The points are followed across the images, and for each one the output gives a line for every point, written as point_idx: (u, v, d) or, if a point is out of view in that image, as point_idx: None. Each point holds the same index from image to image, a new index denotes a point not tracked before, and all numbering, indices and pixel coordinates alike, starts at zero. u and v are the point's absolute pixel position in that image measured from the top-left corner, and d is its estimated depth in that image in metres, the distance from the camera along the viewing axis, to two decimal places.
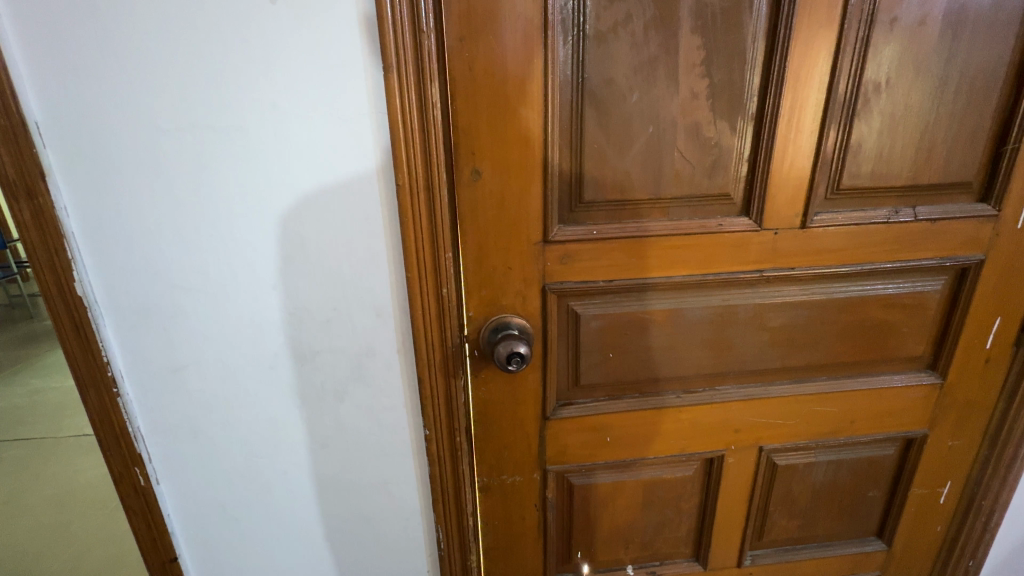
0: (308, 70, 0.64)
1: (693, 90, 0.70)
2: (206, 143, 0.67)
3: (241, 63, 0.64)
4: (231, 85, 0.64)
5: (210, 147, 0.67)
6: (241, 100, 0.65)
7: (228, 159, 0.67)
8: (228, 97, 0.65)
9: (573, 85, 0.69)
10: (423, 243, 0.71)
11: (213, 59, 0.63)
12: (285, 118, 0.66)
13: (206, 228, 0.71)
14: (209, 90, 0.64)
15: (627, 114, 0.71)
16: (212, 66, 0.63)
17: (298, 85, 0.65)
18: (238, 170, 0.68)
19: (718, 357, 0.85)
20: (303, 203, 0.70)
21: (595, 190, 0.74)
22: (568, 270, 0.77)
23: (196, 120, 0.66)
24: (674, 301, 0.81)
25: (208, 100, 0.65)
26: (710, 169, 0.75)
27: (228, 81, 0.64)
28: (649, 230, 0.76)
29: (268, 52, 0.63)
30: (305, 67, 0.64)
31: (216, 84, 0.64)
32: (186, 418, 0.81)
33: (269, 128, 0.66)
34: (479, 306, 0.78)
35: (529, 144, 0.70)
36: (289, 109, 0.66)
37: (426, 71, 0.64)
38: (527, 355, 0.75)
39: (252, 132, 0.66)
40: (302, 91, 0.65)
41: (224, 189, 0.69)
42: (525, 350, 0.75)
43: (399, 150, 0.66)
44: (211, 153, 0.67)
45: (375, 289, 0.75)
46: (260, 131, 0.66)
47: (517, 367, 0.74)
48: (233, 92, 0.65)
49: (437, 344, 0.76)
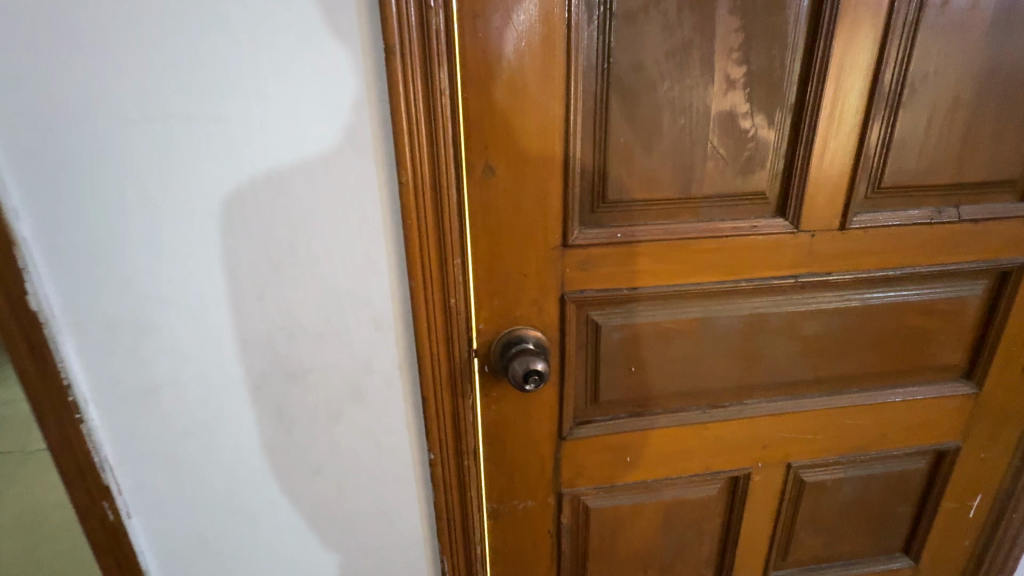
0: (297, 53, 0.56)
1: (729, 77, 0.63)
2: (177, 136, 0.58)
3: (218, 44, 0.55)
4: (207, 68, 0.56)
5: (184, 140, 0.58)
6: (217, 86, 0.56)
7: (204, 155, 0.59)
8: (204, 82, 0.56)
9: (597, 72, 0.61)
10: (429, 248, 0.63)
11: (185, 39, 0.55)
12: (273, 104, 0.57)
13: (182, 231, 0.62)
14: (181, 74, 0.56)
15: (657, 104, 0.63)
16: (182, 46, 0.55)
17: (286, 71, 0.56)
18: (216, 166, 0.59)
19: (748, 369, 0.78)
20: (293, 203, 0.62)
21: (620, 189, 0.66)
22: (589, 277, 0.69)
23: (167, 110, 0.57)
24: (702, 310, 0.74)
25: (179, 86, 0.56)
26: (744, 166, 0.68)
27: (203, 64, 0.55)
28: (679, 232, 0.69)
29: (251, 30, 0.55)
30: (295, 48, 0.56)
31: (189, 66, 0.55)
32: (160, 444, 0.72)
33: (252, 116, 0.58)
34: (490, 317, 0.70)
35: (547, 137, 0.63)
36: (276, 95, 0.57)
37: (433, 53, 0.56)
38: (545, 373, 0.68)
39: (232, 123, 0.58)
40: (292, 76, 0.57)
41: (201, 187, 0.60)
42: (543, 367, 0.67)
43: (403, 142, 0.59)
44: (185, 148, 0.58)
45: (373, 300, 0.67)
46: (240, 121, 0.58)
47: (535, 386, 0.67)
48: (210, 76, 0.56)
49: (444, 359, 0.69)
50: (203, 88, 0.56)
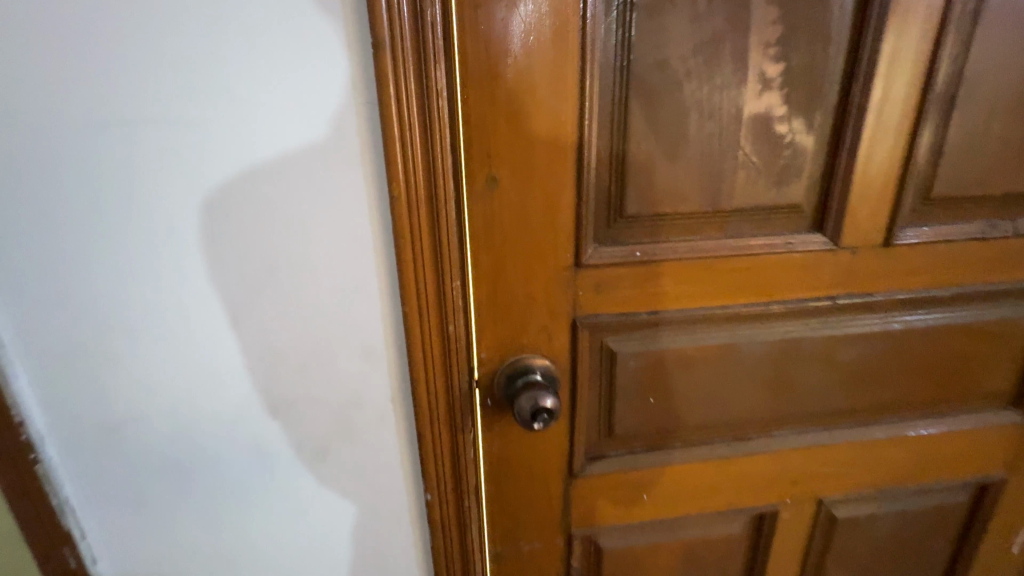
0: (273, 49, 0.49)
1: (764, 76, 0.56)
2: (136, 145, 0.51)
3: (182, 40, 0.48)
4: (169, 66, 0.49)
5: (145, 149, 0.51)
6: (182, 88, 0.49)
7: (168, 165, 0.52)
8: (166, 82, 0.49)
9: (615, 69, 0.54)
10: (424, 269, 0.56)
11: (143, 35, 0.47)
12: (246, 108, 0.50)
13: (144, 250, 0.55)
14: (139, 74, 0.49)
15: (683, 106, 0.56)
16: (139, 42, 0.48)
17: (260, 70, 0.49)
18: (183, 179, 0.52)
19: (778, 399, 0.71)
20: (270, 219, 0.55)
21: (640, 202, 0.58)
22: (605, 300, 0.62)
23: (125, 115, 0.50)
24: (730, 335, 0.66)
25: (136, 88, 0.49)
26: (780, 175, 0.60)
27: (164, 62, 0.48)
28: (705, 250, 0.61)
29: (220, 24, 0.48)
30: (271, 44, 0.49)
31: (149, 65, 0.48)
32: (127, 484, 0.65)
33: (222, 121, 0.51)
34: (494, 345, 0.62)
35: (558, 144, 0.55)
36: (249, 98, 0.50)
37: (428, 48, 0.49)
38: (555, 411, 0.60)
39: (199, 130, 0.51)
40: (267, 76, 0.50)
41: (165, 202, 0.53)
42: (553, 404, 0.60)
43: (394, 150, 0.51)
44: (146, 158, 0.51)
45: (363, 326, 0.60)
46: (209, 128, 0.51)
47: (545, 425, 0.60)
48: (173, 76, 0.49)
49: (442, 392, 0.62)
50: (165, 90, 0.49)
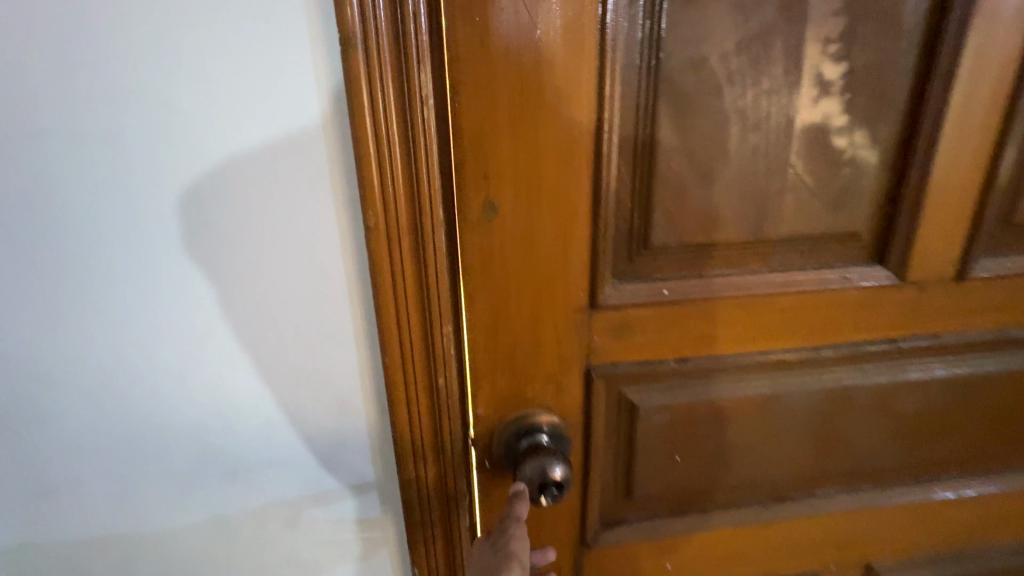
0: (223, 52, 0.40)
1: (822, 78, 0.46)
2: (65, 166, 0.43)
3: (113, 42, 0.40)
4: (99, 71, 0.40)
5: (76, 172, 0.43)
6: (116, 99, 0.41)
7: (103, 190, 0.44)
8: (97, 90, 0.41)
9: (641, 71, 0.44)
10: (408, 311, 0.47)
11: (67, 34, 0.39)
12: (193, 124, 0.42)
13: (80, 286, 0.47)
14: (64, 82, 0.41)
15: (723, 115, 0.46)
16: (63, 44, 0.40)
17: (208, 78, 0.41)
18: (122, 204, 0.44)
19: (824, 454, 0.61)
20: (225, 254, 0.46)
21: (668, 231, 0.49)
22: (624, 346, 0.52)
23: (49, 130, 0.42)
24: (771, 383, 0.56)
25: (63, 100, 0.41)
26: (836, 198, 0.50)
27: (94, 68, 0.40)
28: (745, 286, 0.51)
29: (157, 20, 0.39)
30: (219, 44, 0.40)
31: (75, 72, 0.40)
32: (72, 545, 0.57)
33: (166, 138, 0.43)
34: (492, 399, 0.52)
35: (570, 162, 0.45)
36: (196, 110, 0.42)
37: (409, 47, 0.40)
38: (565, 482, 0.50)
39: (138, 150, 0.43)
40: (216, 82, 0.41)
41: (101, 230, 0.45)
42: (563, 475, 0.50)
43: (369, 172, 0.42)
44: (79, 182, 0.43)
45: (338, 374, 0.52)
46: (150, 147, 0.43)
47: (553, 500, 0.50)
48: (105, 83, 0.41)
49: (430, 453, 0.52)
50: (97, 101, 0.41)
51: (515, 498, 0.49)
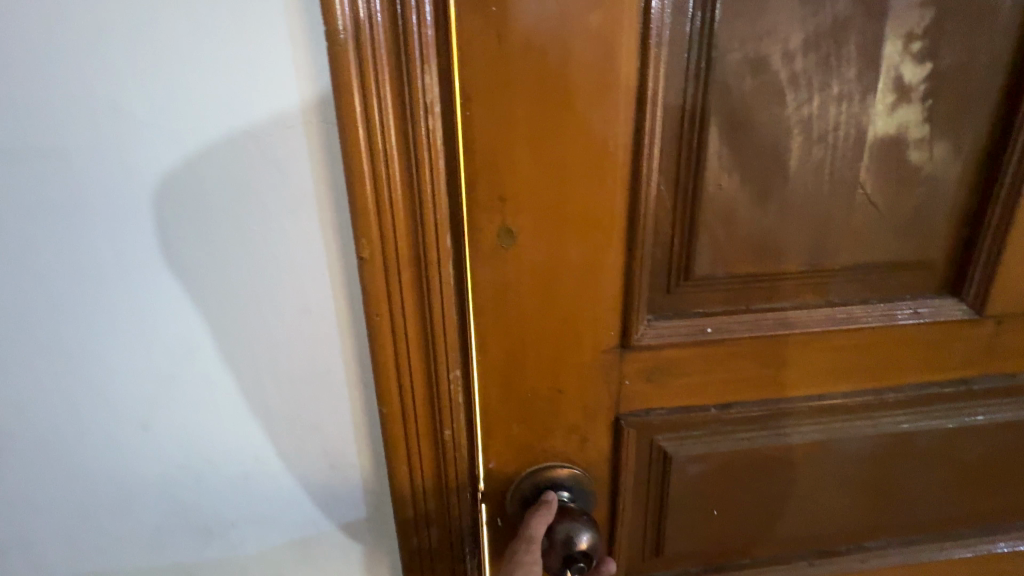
0: (180, 51, 0.33)
1: (902, 81, 0.38)
2: None
3: (43, 36, 0.32)
4: (33, 72, 0.33)
5: (7, 193, 0.36)
6: (51, 107, 0.34)
7: (38, 214, 0.36)
8: (31, 95, 0.34)
9: (688, 74, 0.37)
10: (409, 355, 0.40)
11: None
12: (148, 137, 0.35)
13: (16, 327, 0.39)
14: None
15: (784, 126, 0.38)
16: None
17: (166, 81, 0.34)
18: (67, 232, 0.37)
19: (878, 505, 0.54)
20: (193, 288, 0.39)
21: (714, 260, 0.42)
22: (658, 390, 0.45)
23: None
24: (823, 429, 0.49)
25: None
26: (909, 222, 0.43)
27: (21, 68, 0.33)
28: (799, 323, 0.45)
29: (103, 9, 0.32)
30: (180, 40, 0.33)
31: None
32: None
33: (120, 154, 0.35)
34: (507, 451, 0.45)
35: (603, 182, 0.38)
36: (154, 119, 0.35)
37: (412, 44, 0.33)
38: (592, 554, 0.42)
39: (84, 165, 0.35)
40: (178, 87, 0.34)
41: (42, 262, 0.38)
42: (592, 545, 0.42)
43: (362, 195, 0.35)
44: (11, 205, 0.36)
45: (324, 426, 0.44)
46: (95, 163, 0.36)
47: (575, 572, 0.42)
48: (41, 86, 0.33)
49: (435, 513, 0.45)
50: (26, 108, 0.34)
51: (541, 506, 0.44)
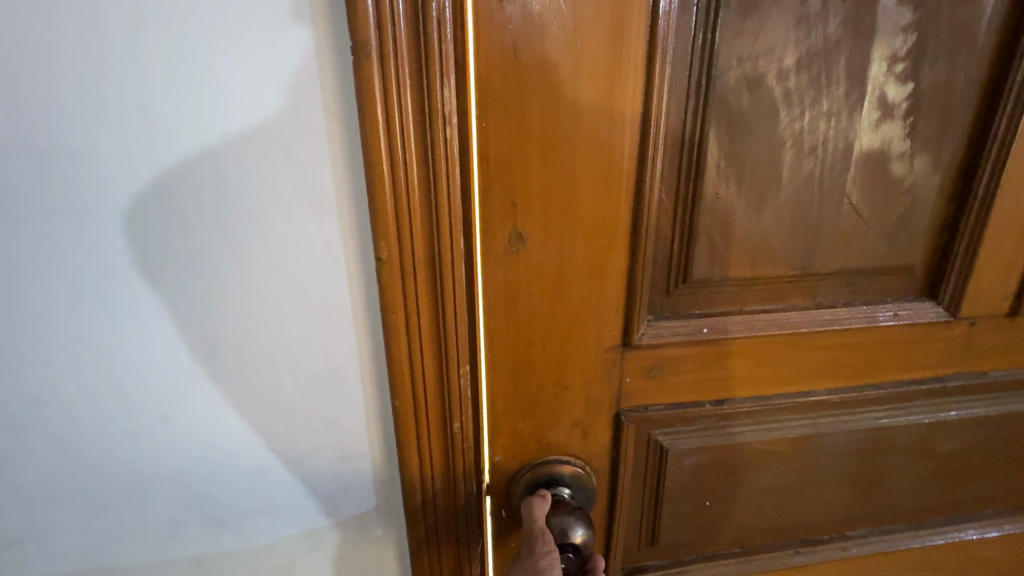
0: (208, 58, 0.35)
1: (886, 99, 0.41)
2: (25, 186, 0.37)
3: (77, 43, 0.34)
4: (67, 76, 0.34)
5: (38, 193, 0.37)
6: (82, 110, 0.35)
7: (66, 212, 0.38)
8: (64, 99, 0.35)
9: (690, 88, 0.39)
10: (423, 352, 0.42)
11: (19, 33, 0.33)
12: (175, 140, 0.36)
13: (41, 323, 0.40)
14: (16, 91, 0.34)
15: (777, 138, 0.41)
16: (21, 45, 0.33)
17: (195, 88, 0.35)
18: (95, 231, 0.38)
19: (860, 495, 0.57)
20: (215, 286, 0.40)
21: (710, 264, 0.44)
22: (656, 386, 0.48)
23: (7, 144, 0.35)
24: (809, 424, 0.52)
25: (21, 110, 0.35)
26: (891, 229, 0.46)
27: (53, 74, 0.34)
28: (788, 323, 0.47)
29: (137, 17, 0.33)
30: (211, 50, 0.34)
31: (31, 78, 0.34)
32: None
33: (147, 156, 0.37)
34: (512, 445, 0.47)
35: (609, 189, 0.40)
36: (183, 123, 0.36)
37: (433, 57, 0.34)
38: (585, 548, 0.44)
39: (113, 167, 0.37)
40: (207, 93, 0.35)
41: (70, 260, 0.39)
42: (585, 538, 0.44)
43: (381, 200, 0.37)
44: (42, 205, 0.37)
45: (337, 420, 0.45)
46: (124, 165, 0.37)
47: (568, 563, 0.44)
48: (75, 91, 0.35)
49: (443, 504, 0.47)
50: (57, 112, 0.35)
51: (536, 498, 0.45)
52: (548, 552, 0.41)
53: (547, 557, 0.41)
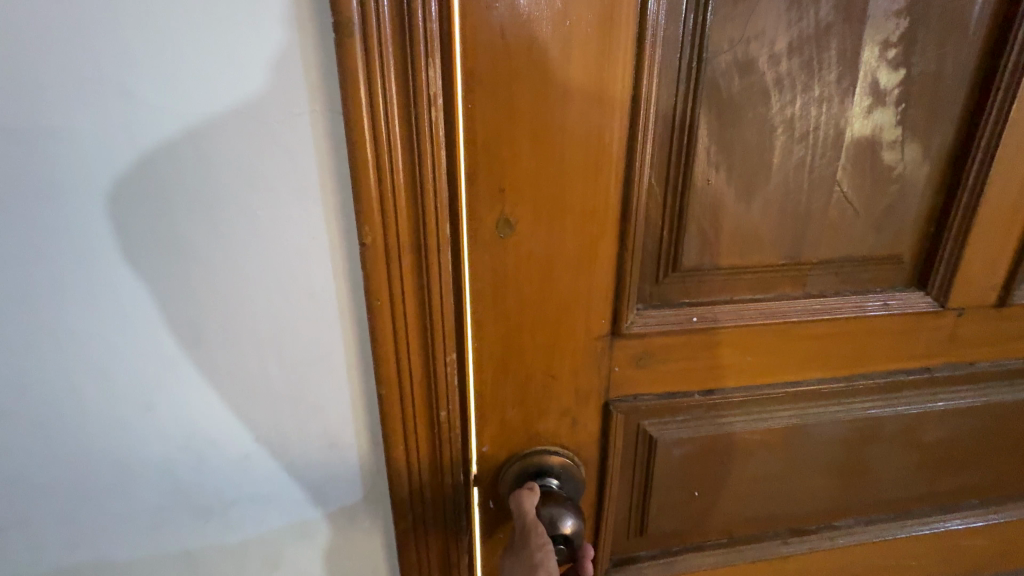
0: (186, 34, 0.33)
1: (878, 86, 0.41)
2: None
3: (49, 16, 0.32)
4: (37, 51, 0.33)
5: (10, 174, 0.35)
6: (55, 87, 0.34)
7: (40, 193, 0.36)
8: (34, 76, 0.33)
9: (682, 73, 0.38)
10: (409, 340, 0.41)
11: None
12: (152, 119, 0.35)
13: (16, 309, 0.39)
14: None
15: (769, 124, 0.40)
16: None
17: (172, 66, 0.34)
18: (71, 214, 0.37)
19: (848, 485, 0.57)
20: (195, 271, 0.39)
21: (701, 251, 0.44)
22: (646, 375, 0.47)
23: None
24: (798, 414, 0.52)
25: None
26: (881, 218, 0.46)
27: (22, 49, 0.33)
28: (779, 312, 0.47)
29: None
30: (189, 25, 0.33)
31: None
32: None
33: (123, 136, 0.35)
34: (500, 435, 0.47)
35: (598, 174, 0.40)
36: (159, 101, 0.35)
37: (418, 36, 0.33)
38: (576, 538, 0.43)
39: (88, 148, 0.35)
40: (186, 71, 0.34)
41: (45, 244, 0.37)
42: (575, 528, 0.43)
43: (366, 183, 0.36)
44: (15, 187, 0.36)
45: (323, 409, 0.45)
46: (100, 146, 0.36)
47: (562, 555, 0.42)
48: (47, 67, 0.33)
49: (431, 494, 0.47)
50: (28, 89, 0.34)
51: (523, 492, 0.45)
52: (545, 544, 0.40)
53: (545, 549, 0.40)
